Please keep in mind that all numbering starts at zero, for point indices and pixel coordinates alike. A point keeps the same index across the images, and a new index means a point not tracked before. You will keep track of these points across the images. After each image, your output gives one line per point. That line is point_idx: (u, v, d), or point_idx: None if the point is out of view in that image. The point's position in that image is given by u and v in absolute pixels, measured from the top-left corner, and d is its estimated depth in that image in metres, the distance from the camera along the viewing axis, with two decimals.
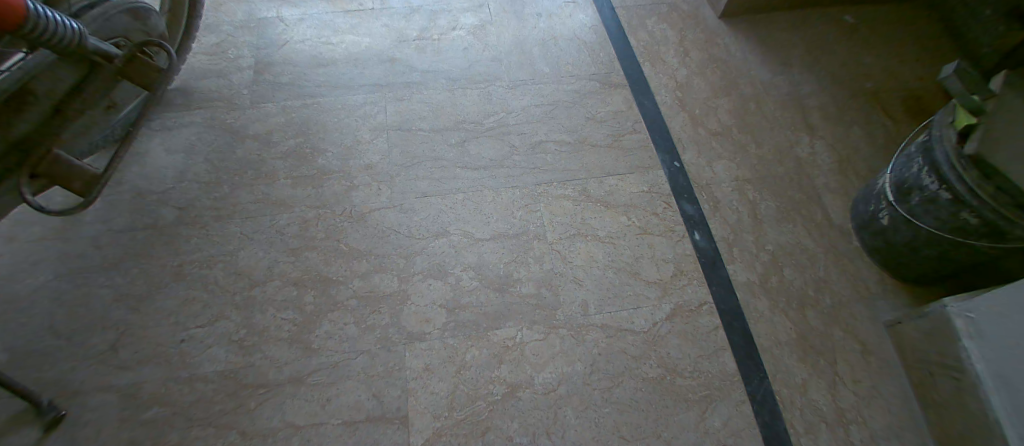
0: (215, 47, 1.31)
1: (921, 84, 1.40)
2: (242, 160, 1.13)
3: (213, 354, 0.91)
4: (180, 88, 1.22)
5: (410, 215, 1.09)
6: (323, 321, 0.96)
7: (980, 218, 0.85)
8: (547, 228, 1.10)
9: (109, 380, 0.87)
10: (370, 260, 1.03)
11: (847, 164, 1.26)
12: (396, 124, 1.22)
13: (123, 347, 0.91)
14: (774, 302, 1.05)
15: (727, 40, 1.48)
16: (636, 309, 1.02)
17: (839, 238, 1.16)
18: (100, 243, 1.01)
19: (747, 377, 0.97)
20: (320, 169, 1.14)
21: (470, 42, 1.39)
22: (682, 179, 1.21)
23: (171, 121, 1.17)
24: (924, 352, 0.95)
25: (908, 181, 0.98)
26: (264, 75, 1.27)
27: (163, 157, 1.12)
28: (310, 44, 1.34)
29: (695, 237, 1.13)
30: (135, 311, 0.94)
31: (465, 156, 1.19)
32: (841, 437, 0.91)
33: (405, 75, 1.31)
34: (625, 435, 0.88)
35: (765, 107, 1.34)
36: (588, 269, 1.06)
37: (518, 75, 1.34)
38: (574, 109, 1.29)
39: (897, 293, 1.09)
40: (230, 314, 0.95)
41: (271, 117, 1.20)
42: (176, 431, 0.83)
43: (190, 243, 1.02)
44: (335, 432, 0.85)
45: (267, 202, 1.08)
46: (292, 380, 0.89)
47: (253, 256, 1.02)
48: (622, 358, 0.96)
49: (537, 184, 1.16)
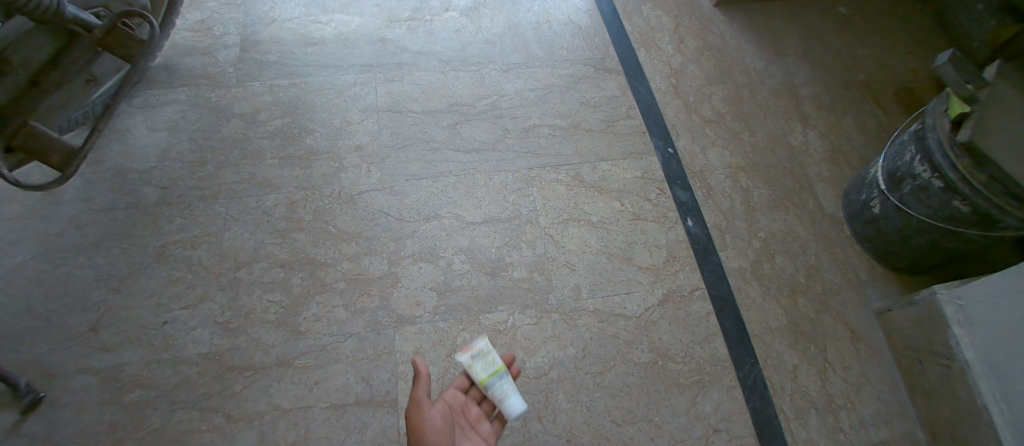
0: (200, 24, 1.27)
1: (912, 76, 1.40)
2: (228, 140, 1.11)
3: (197, 336, 0.89)
4: (164, 65, 1.18)
5: (400, 197, 1.07)
6: (310, 303, 0.94)
7: (971, 206, 0.86)
8: (540, 213, 1.09)
9: (89, 361, 0.85)
10: (359, 243, 1.01)
11: (840, 153, 1.26)
12: (386, 106, 1.20)
13: (103, 328, 0.88)
14: (766, 288, 1.05)
15: (722, 28, 1.47)
16: (629, 294, 1.02)
17: (830, 226, 1.16)
18: (79, 223, 0.98)
19: (738, 362, 0.96)
20: (308, 150, 1.12)
21: (463, 24, 1.37)
22: (676, 165, 1.20)
23: (154, 99, 1.14)
24: (914, 339, 0.96)
25: (900, 169, 0.98)
26: (250, 53, 1.24)
27: (146, 136, 1.09)
28: (298, 23, 1.31)
29: (688, 223, 1.12)
30: (116, 291, 0.92)
31: (457, 139, 1.17)
32: (830, 423, 0.91)
33: (396, 56, 1.28)
34: (616, 419, 0.88)
35: (759, 95, 1.34)
36: (581, 254, 1.05)
37: (511, 59, 1.32)
38: (568, 94, 1.28)
39: (886, 281, 1.10)
40: (215, 295, 0.93)
41: (258, 97, 1.17)
42: (159, 414, 0.82)
43: (173, 224, 0.99)
44: (323, 416, 0.84)
45: (253, 183, 1.06)
46: (279, 363, 0.88)
47: (238, 236, 0.99)
48: (614, 343, 0.96)
49: (530, 168, 1.15)
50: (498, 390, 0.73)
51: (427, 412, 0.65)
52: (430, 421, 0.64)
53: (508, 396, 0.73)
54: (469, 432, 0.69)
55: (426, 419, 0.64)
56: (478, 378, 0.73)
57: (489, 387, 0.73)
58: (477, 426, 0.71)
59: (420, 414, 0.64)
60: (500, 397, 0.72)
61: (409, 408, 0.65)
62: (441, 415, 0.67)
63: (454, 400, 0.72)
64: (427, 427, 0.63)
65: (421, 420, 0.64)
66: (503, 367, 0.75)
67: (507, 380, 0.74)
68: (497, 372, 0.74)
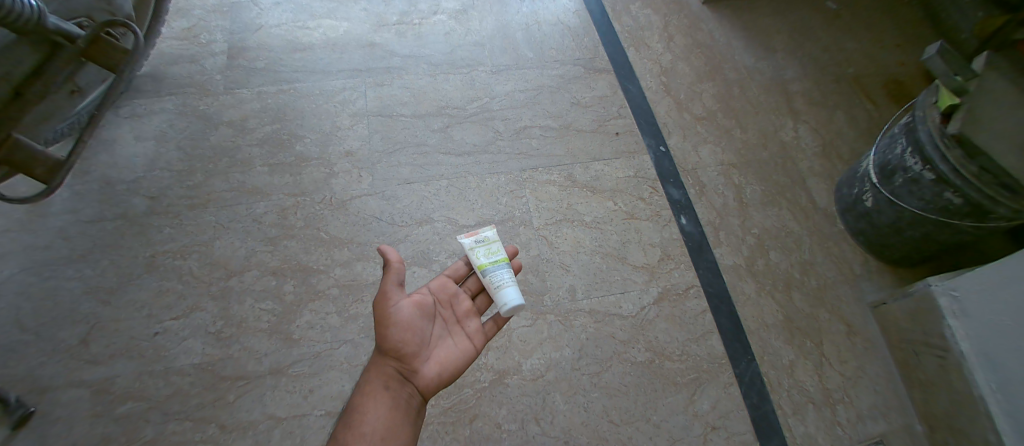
0: (187, 31, 1.26)
1: (900, 69, 1.41)
2: (217, 148, 1.10)
3: (189, 346, 0.88)
4: (150, 74, 1.17)
5: (391, 202, 1.07)
6: (303, 311, 0.93)
7: (963, 197, 0.86)
8: (532, 214, 1.09)
9: (79, 375, 0.84)
10: (351, 249, 1.01)
11: (831, 148, 1.27)
12: (375, 110, 1.19)
13: (93, 340, 0.87)
14: (761, 284, 1.05)
15: (711, 26, 1.47)
16: (624, 293, 1.01)
17: (823, 220, 1.16)
18: (67, 235, 0.96)
19: (735, 359, 0.96)
20: (298, 156, 1.11)
21: (452, 27, 1.37)
22: (668, 163, 1.20)
23: (141, 108, 1.13)
24: (910, 331, 0.96)
25: (892, 162, 0.98)
26: (237, 60, 1.23)
27: (134, 145, 1.08)
28: (286, 28, 1.30)
29: (682, 221, 1.12)
30: (106, 303, 0.91)
31: (448, 142, 1.17)
32: (829, 418, 0.91)
33: (385, 60, 1.28)
34: (614, 419, 0.88)
35: (749, 91, 1.34)
36: (575, 254, 1.05)
37: (501, 60, 1.32)
38: (558, 94, 1.28)
39: (881, 274, 1.10)
40: (206, 305, 0.92)
41: (246, 104, 1.16)
42: (152, 426, 0.81)
43: (163, 233, 0.98)
44: (319, 423, 0.83)
45: (243, 190, 1.05)
46: (272, 372, 0.87)
47: (229, 245, 0.99)
48: (610, 343, 0.95)
49: (522, 169, 1.14)
50: (494, 278, 0.74)
51: (394, 304, 0.65)
52: (396, 313, 0.65)
53: (503, 285, 0.73)
54: (454, 328, 0.71)
55: (393, 311, 0.64)
56: (477, 261, 0.77)
57: (486, 273, 0.75)
58: (464, 323, 0.72)
59: (386, 305, 0.65)
60: (495, 283, 0.74)
61: (378, 299, 0.65)
62: (416, 307, 0.67)
63: (443, 292, 0.74)
64: (393, 320, 0.64)
65: (386, 311, 0.64)
66: (505, 259, 0.78)
67: (507, 272, 0.76)
68: (497, 262, 0.77)
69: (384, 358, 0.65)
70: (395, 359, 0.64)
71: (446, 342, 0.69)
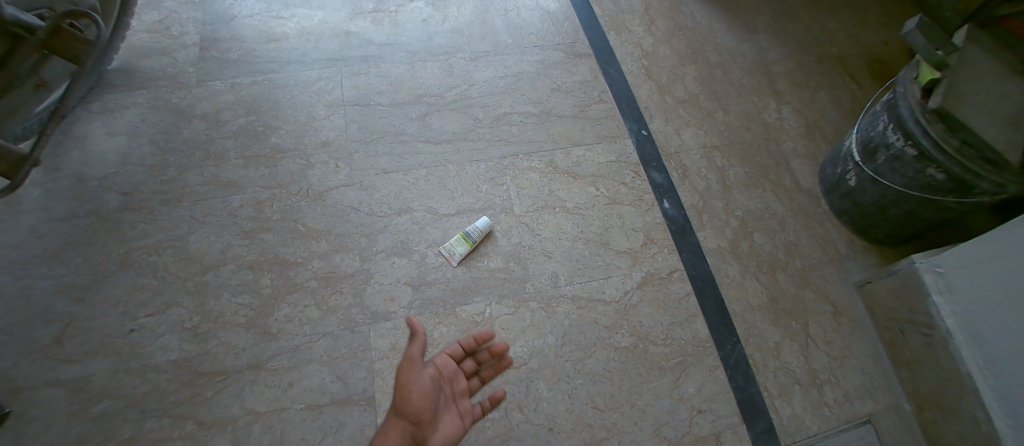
0: (158, 24, 1.23)
1: (884, 49, 1.40)
2: (190, 142, 1.08)
3: (165, 343, 0.87)
4: (120, 69, 1.15)
5: (370, 192, 1.05)
6: (282, 304, 0.92)
7: (946, 173, 0.85)
8: (514, 201, 1.08)
9: (54, 374, 0.82)
10: (330, 240, 0.99)
11: (814, 128, 1.26)
12: (352, 100, 1.18)
13: (67, 339, 0.86)
14: (745, 267, 1.05)
15: (693, 8, 1.45)
16: (607, 278, 1.00)
17: (808, 201, 1.15)
18: (39, 233, 0.95)
19: (720, 342, 0.95)
20: (273, 148, 1.09)
21: (429, 14, 1.35)
22: (651, 147, 1.19)
23: (112, 103, 1.11)
24: (895, 309, 0.95)
25: (875, 140, 0.97)
26: (210, 52, 1.21)
27: (105, 141, 1.06)
28: (259, 19, 1.28)
29: (664, 206, 1.11)
30: (80, 302, 0.89)
31: (427, 130, 1.15)
32: (815, 398, 0.91)
33: (362, 49, 1.26)
34: (598, 404, 0.88)
35: (732, 73, 1.33)
36: (557, 241, 1.04)
37: (480, 47, 1.30)
38: (539, 80, 1.26)
39: (865, 253, 1.09)
40: (182, 300, 0.91)
41: (219, 96, 1.15)
42: (129, 424, 0.80)
43: (136, 229, 0.97)
44: (299, 417, 0.82)
45: (218, 184, 1.03)
46: (251, 367, 0.86)
47: (205, 239, 0.97)
48: (594, 329, 0.95)
49: (502, 157, 1.13)
50: None
51: (416, 373, 0.70)
52: (418, 381, 0.70)
53: None
54: (450, 406, 0.74)
55: (416, 378, 0.70)
56: None
57: None
58: (459, 401, 0.75)
59: (409, 372, 0.70)
60: None
61: (403, 366, 0.70)
62: (432, 378, 0.72)
63: (446, 368, 0.77)
64: (414, 387, 0.69)
65: (408, 377, 0.69)
66: None
67: None
68: None
69: (400, 420, 0.69)
70: (412, 423, 0.68)
71: (449, 415, 0.73)
